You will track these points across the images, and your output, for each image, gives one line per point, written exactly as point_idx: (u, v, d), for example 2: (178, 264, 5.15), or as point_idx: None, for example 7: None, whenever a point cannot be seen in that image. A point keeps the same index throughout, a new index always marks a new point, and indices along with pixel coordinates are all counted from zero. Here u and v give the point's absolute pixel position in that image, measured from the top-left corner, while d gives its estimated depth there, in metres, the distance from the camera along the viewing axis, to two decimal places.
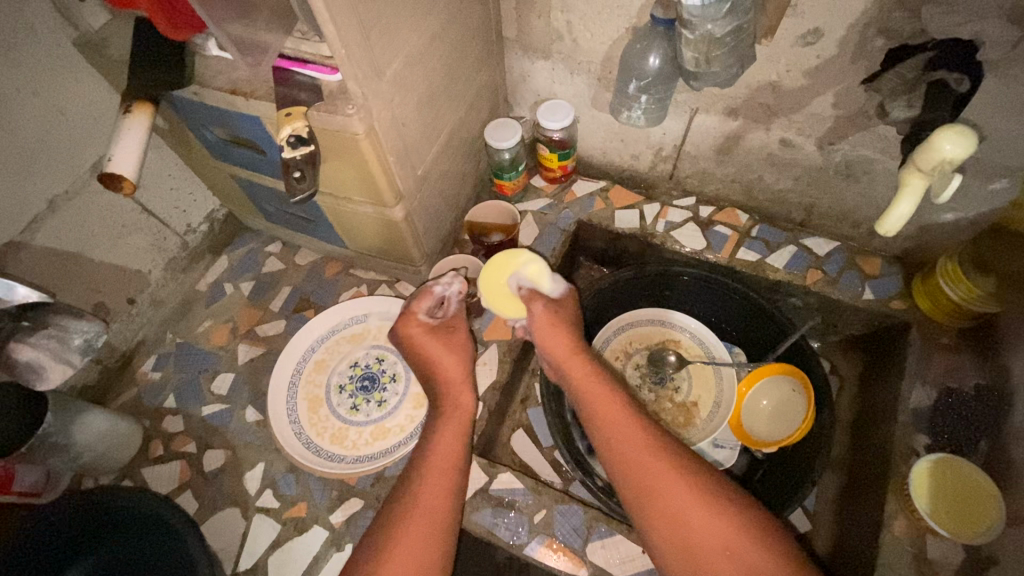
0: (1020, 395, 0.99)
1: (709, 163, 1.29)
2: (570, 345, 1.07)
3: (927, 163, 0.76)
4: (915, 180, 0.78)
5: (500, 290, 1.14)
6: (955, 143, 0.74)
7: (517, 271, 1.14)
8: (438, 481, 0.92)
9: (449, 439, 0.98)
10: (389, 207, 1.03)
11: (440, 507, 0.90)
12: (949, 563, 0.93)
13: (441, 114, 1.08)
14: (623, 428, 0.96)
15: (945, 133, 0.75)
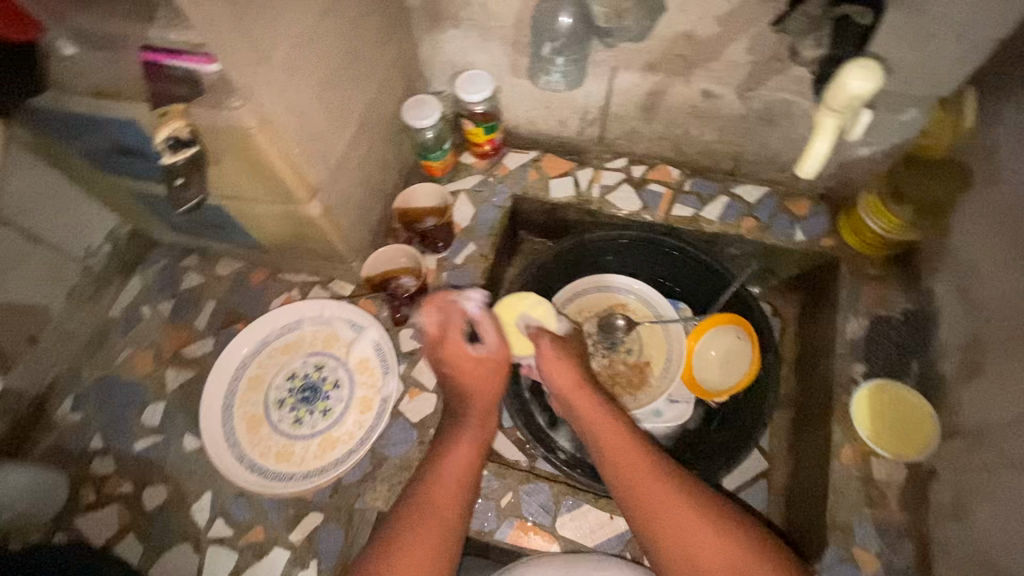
0: (943, 315, 1.04)
1: (636, 122, 1.27)
2: (577, 380, 1.03)
3: (837, 102, 0.76)
4: (828, 121, 0.77)
5: (513, 333, 1.10)
6: (861, 79, 0.74)
7: (522, 313, 1.11)
8: (444, 484, 0.91)
9: (455, 440, 0.96)
10: (302, 203, 0.95)
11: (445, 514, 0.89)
12: (893, 480, 0.98)
13: (348, 96, 1.00)
14: (631, 456, 0.94)
15: (852, 70, 0.75)
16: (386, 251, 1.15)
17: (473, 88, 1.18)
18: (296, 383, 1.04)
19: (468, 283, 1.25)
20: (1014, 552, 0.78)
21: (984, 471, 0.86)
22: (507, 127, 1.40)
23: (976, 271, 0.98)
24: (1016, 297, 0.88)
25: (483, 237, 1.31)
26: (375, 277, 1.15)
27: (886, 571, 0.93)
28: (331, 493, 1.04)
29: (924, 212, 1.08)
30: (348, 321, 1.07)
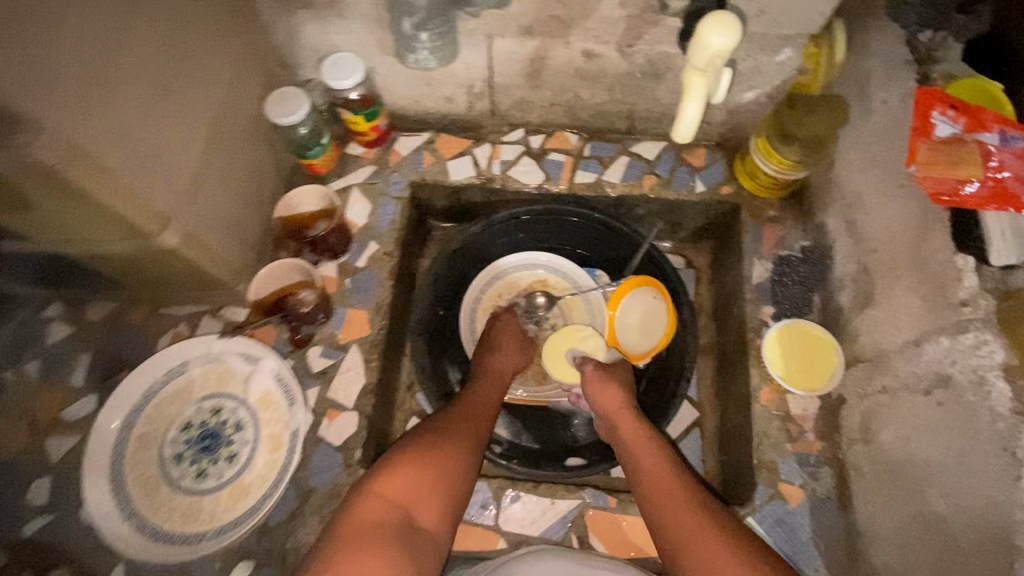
0: (836, 248, 1.08)
1: (524, 91, 1.20)
2: (619, 403, 1.06)
3: (699, 59, 0.72)
4: (696, 79, 0.73)
5: (556, 360, 1.19)
6: (720, 33, 0.71)
7: (574, 346, 1.19)
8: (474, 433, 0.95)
9: (484, 410, 1.01)
10: (155, 237, 0.83)
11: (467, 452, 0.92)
12: (809, 413, 1.03)
13: (187, 106, 0.87)
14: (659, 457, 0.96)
15: (711, 24, 0.72)
16: (271, 270, 1.05)
17: (342, 74, 1.07)
18: (193, 433, 0.94)
19: (374, 287, 1.16)
20: (912, 467, 0.83)
21: (883, 394, 0.90)
22: (392, 110, 1.29)
23: (860, 202, 1.01)
24: (896, 225, 0.91)
25: (385, 234, 1.21)
26: (266, 298, 1.07)
27: (811, 500, 0.98)
28: (258, 537, 0.94)
29: (808, 147, 1.11)
30: (240, 354, 0.97)
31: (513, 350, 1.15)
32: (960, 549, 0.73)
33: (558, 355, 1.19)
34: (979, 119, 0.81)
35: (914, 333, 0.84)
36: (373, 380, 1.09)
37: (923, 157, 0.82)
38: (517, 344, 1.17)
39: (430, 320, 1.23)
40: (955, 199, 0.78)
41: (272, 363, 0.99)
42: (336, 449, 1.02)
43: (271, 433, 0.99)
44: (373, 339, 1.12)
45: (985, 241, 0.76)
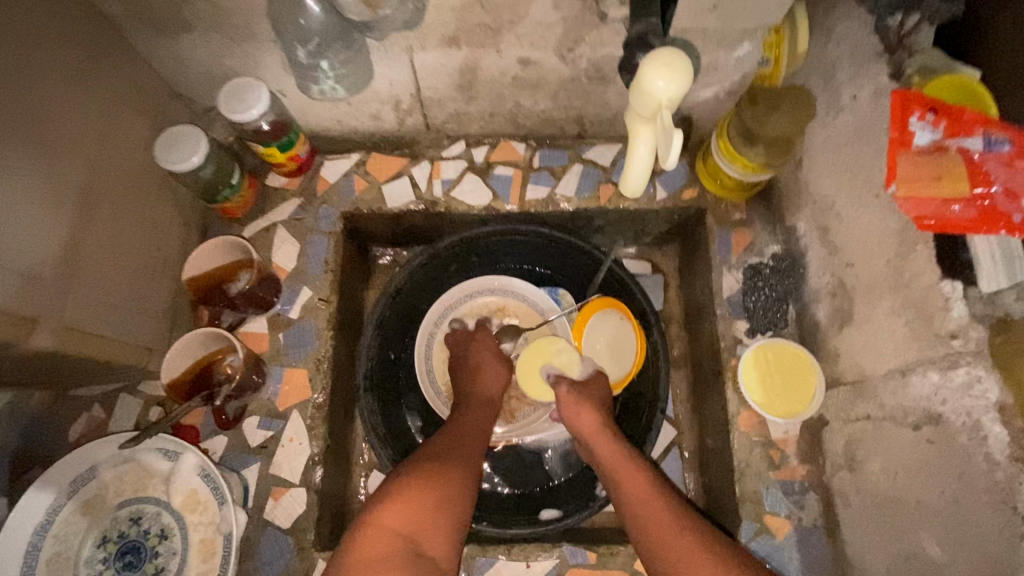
0: (809, 256, 1.00)
1: (459, 103, 1.06)
2: (595, 424, 0.97)
3: (645, 108, 0.66)
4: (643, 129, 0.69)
5: (529, 376, 1.08)
6: (665, 81, 0.63)
7: (550, 360, 1.09)
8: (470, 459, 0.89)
9: (473, 437, 0.94)
10: (24, 344, 0.69)
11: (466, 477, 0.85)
12: (791, 436, 0.97)
13: (40, 176, 0.71)
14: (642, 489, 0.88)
15: (658, 69, 0.64)
16: (183, 346, 0.89)
17: (240, 104, 0.91)
18: (111, 549, 0.81)
19: (310, 340, 1.04)
20: (902, 505, 0.77)
21: (867, 421, 0.84)
22: (312, 133, 1.14)
23: (832, 208, 0.92)
24: (872, 239, 0.83)
25: (319, 277, 1.09)
26: (184, 375, 0.92)
27: (798, 531, 0.93)
28: None
29: (774, 146, 0.98)
30: (155, 449, 0.84)
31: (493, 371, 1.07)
32: None
33: (534, 371, 1.09)
34: (960, 124, 0.73)
35: (899, 362, 0.77)
36: (321, 447, 0.98)
37: (903, 173, 0.73)
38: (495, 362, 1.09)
39: (380, 366, 1.12)
40: (940, 224, 0.70)
41: (194, 457, 0.83)
42: (286, 532, 0.93)
43: (202, 538, 0.81)
44: (316, 401, 1.01)
45: (974, 263, 0.69)
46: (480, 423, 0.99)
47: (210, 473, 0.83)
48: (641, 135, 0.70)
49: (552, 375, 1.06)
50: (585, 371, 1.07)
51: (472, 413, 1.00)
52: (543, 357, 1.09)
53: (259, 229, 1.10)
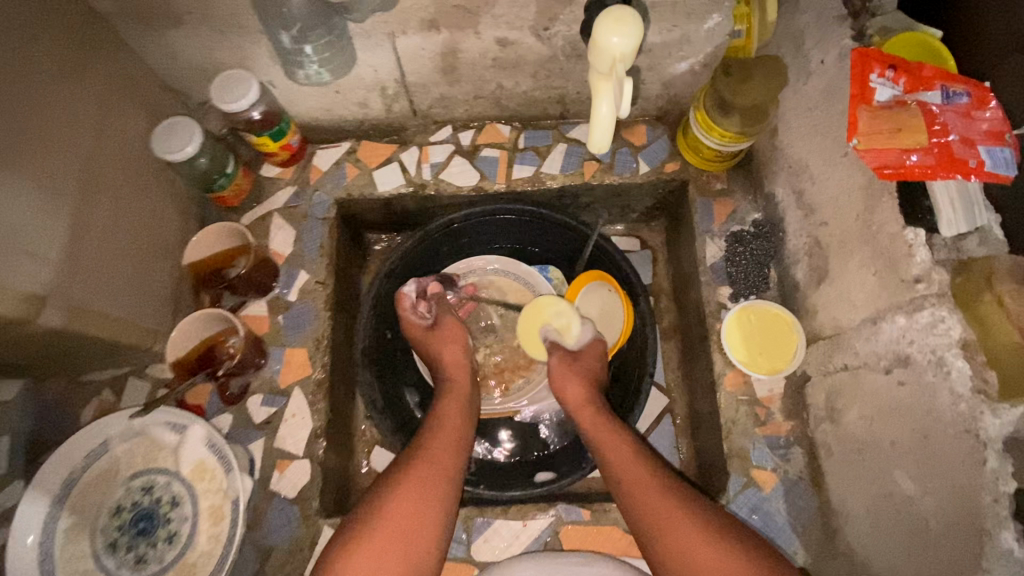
0: (787, 220, 1.03)
1: (443, 87, 1.10)
2: (582, 398, 1.01)
3: (600, 64, 0.64)
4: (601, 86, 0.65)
5: (528, 335, 1.15)
6: (619, 36, 0.62)
7: (547, 322, 1.14)
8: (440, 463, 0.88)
9: (450, 431, 0.94)
10: (34, 322, 0.73)
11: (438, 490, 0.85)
12: (775, 393, 1.00)
13: (45, 164, 0.76)
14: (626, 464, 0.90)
15: (607, 23, 0.62)
16: (186, 326, 0.94)
17: (231, 95, 0.95)
18: (125, 517, 0.87)
19: (310, 321, 1.08)
20: (879, 448, 0.81)
21: (845, 372, 0.88)
22: (304, 123, 1.18)
23: (806, 171, 0.96)
24: (841, 196, 0.86)
25: (315, 261, 1.12)
26: (189, 355, 0.97)
27: (784, 483, 0.96)
28: None
29: (749, 115, 1.02)
30: (164, 423, 0.88)
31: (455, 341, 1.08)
32: (930, 530, 0.72)
33: (531, 327, 1.15)
34: (919, 78, 0.75)
35: (870, 311, 0.81)
36: (323, 421, 1.02)
37: (863, 127, 0.76)
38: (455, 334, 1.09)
39: (377, 345, 1.15)
40: (901, 172, 0.72)
41: (202, 429, 0.87)
42: (291, 501, 0.97)
43: (210, 505, 0.86)
44: (316, 378, 1.05)
45: (935, 211, 0.72)
46: (456, 402, 0.99)
47: (217, 444, 0.87)
48: (597, 95, 0.65)
49: (548, 338, 1.12)
50: (582, 338, 1.10)
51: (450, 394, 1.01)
52: (539, 316, 1.14)
53: (256, 218, 1.14)
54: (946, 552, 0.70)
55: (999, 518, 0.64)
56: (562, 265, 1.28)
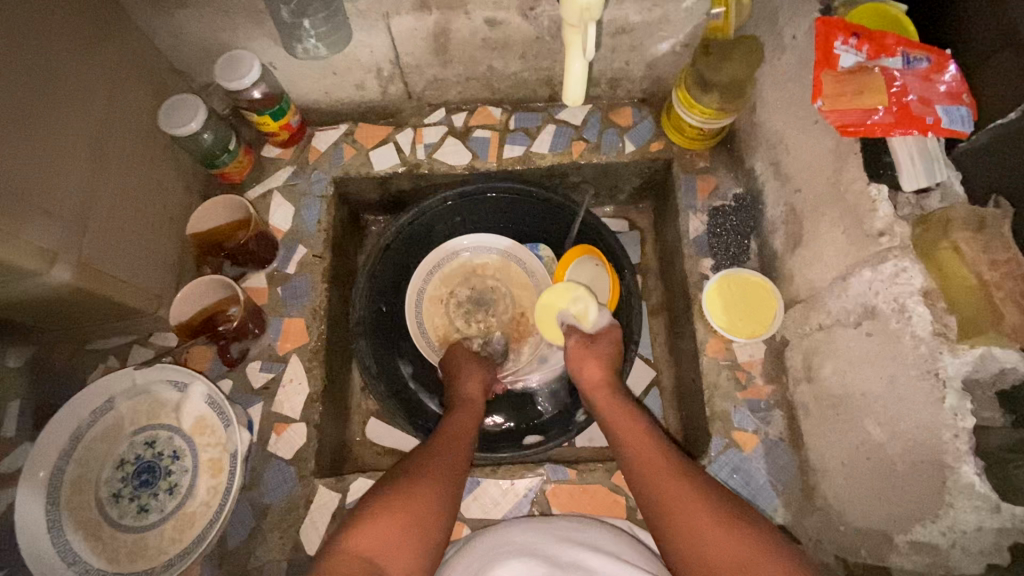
0: (766, 192, 1.07)
1: (435, 69, 1.16)
2: (600, 378, 1.01)
3: (573, 19, 0.75)
4: (573, 41, 0.79)
5: (547, 323, 1.15)
6: None
7: (564, 308, 1.13)
8: (452, 457, 0.84)
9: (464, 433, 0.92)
10: (46, 275, 0.78)
11: (446, 479, 0.80)
12: (755, 358, 1.03)
13: (58, 129, 0.81)
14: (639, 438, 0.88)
15: None
16: (189, 292, 0.99)
17: (233, 74, 1.00)
18: (128, 470, 0.93)
19: (307, 292, 1.12)
20: (850, 400, 0.84)
21: (820, 331, 0.91)
22: (303, 106, 1.23)
23: (782, 142, 1.00)
24: (814, 162, 0.91)
25: (313, 236, 1.17)
26: (194, 318, 1.03)
27: (764, 444, 0.99)
28: (218, 563, 0.94)
29: (728, 92, 1.06)
30: (167, 382, 0.95)
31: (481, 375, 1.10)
32: (897, 473, 0.75)
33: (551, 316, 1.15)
34: (881, 44, 0.80)
35: (841, 268, 0.84)
36: (318, 387, 1.06)
37: (828, 90, 0.81)
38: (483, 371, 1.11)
39: (372, 318, 1.18)
40: (862, 130, 0.78)
41: (201, 386, 0.94)
42: (289, 462, 1.01)
43: (210, 458, 0.93)
44: (312, 346, 1.08)
45: (896, 168, 0.76)
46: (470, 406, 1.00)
47: (215, 401, 0.93)
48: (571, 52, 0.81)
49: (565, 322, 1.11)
50: (598, 322, 1.09)
51: (466, 408, 1.00)
52: (556, 306, 1.13)
53: (257, 195, 1.19)
54: (912, 491, 0.73)
55: (959, 453, 0.67)
56: (552, 243, 1.31)
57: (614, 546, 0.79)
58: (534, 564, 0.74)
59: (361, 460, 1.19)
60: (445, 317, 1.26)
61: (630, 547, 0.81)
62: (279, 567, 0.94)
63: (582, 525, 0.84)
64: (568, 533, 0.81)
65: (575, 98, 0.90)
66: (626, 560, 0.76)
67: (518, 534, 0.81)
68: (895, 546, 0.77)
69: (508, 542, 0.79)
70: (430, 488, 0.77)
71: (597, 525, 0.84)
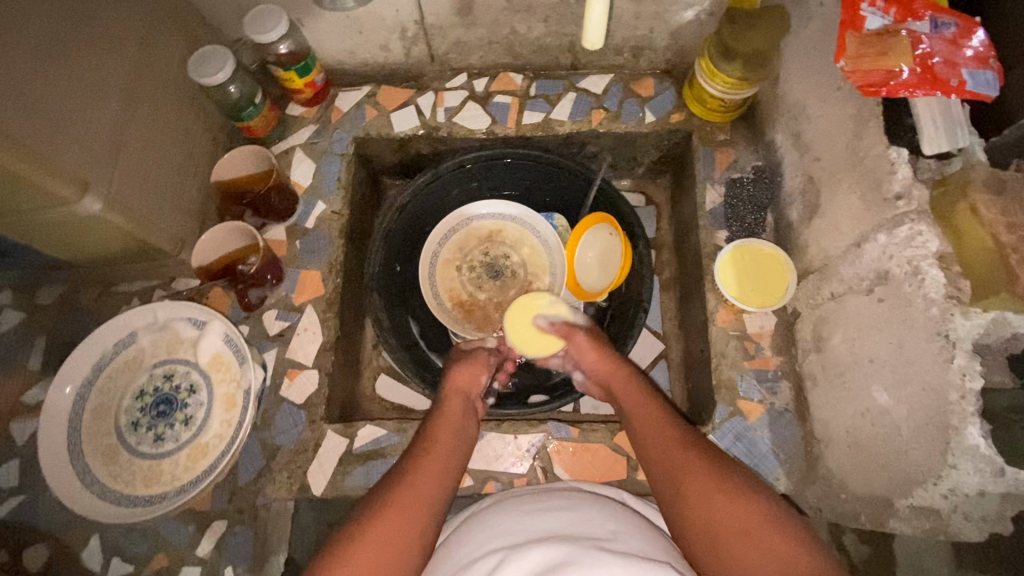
0: (785, 164, 1.06)
1: (459, 31, 1.17)
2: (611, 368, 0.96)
3: None
4: None
5: (522, 331, 1.08)
6: None
7: (544, 312, 1.09)
8: (427, 481, 0.75)
9: (440, 449, 0.81)
10: (77, 203, 0.81)
11: (420, 510, 0.72)
12: (766, 330, 1.02)
13: (93, 66, 0.84)
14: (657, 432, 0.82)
15: None
16: (211, 238, 1.02)
17: (262, 27, 1.02)
18: (147, 400, 0.98)
19: (324, 247, 1.14)
20: (859, 367, 0.83)
21: (832, 300, 0.90)
22: (328, 65, 1.25)
23: (803, 111, 0.99)
24: (834, 129, 0.90)
25: (332, 192, 1.18)
26: (215, 263, 1.06)
27: (770, 414, 0.98)
28: (229, 497, 0.98)
29: (751, 62, 1.06)
30: (186, 319, 1.00)
31: (474, 372, 0.98)
32: (902, 437, 0.75)
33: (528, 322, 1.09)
34: (910, 9, 0.79)
35: (856, 235, 0.84)
36: (331, 337, 1.08)
37: (851, 51, 0.81)
38: (477, 367, 1.00)
39: (386, 276, 1.20)
40: (886, 89, 0.77)
41: (220, 325, 0.99)
42: (299, 407, 1.03)
43: (225, 392, 0.98)
44: (326, 298, 1.10)
45: (917, 129, 0.76)
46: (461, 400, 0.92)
47: (232, 339, 0.99)
48: None
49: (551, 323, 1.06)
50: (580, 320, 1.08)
51: (450, 413, 0.89)
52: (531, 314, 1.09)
53: (280, 151, 1.21)
54: (916, 455, 0.73)
55: (965, 415, 0.67)
56: (567, 213, 1.32)
57: (610, 527, 0.68)
58: (514, 561, 0.62)
59: (369, 414, 1.21)
60: (457, 281, 1.28)
61: (632, 529, 0.70)
62: (286, 505, 0.97)
63: (573, 503, 0.73)
64: (558, 518, 0.70)
65: (597, 46, 0.92)
66: (625, 546, 0.65)
67: (502, 527, 0.70)
68: (895, 510, 0.78)
69: (492, 541, 0.68)
70: (403, 521, 0.70)
71: (590, 501, 0.74)
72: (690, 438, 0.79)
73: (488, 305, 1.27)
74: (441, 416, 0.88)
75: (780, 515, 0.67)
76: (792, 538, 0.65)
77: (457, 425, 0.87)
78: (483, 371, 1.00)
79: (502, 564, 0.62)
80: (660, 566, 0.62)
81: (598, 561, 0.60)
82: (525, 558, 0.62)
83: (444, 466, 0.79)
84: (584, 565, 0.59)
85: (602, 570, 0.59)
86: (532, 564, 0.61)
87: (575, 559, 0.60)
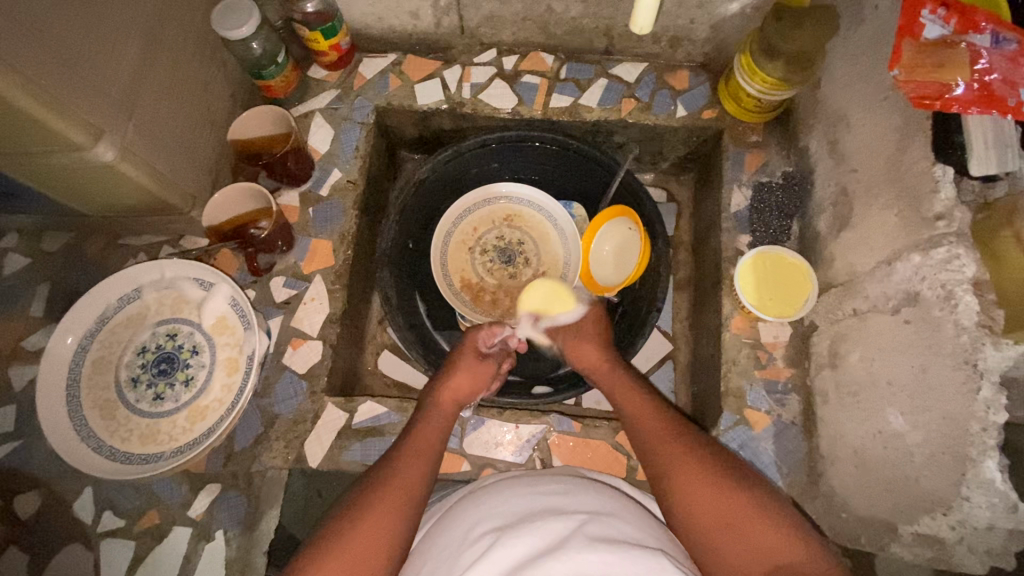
0: (818, 173, 1.02)
1: (494, 4, 1.13)
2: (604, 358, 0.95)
3: None
4: None
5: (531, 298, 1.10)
6: None
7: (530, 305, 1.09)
8: (411, 481, 0.73)
9: (426, 449, 0.79)
10: (91, 148, 0.79)
11: (401, 513, 0.69)
12: (780, 341, 1.00)
13: (116, 5, 0.81)
14: (650, 423, 0.80)
15: None
16: (223, 197, 1.00)
17: None
18: (149, 357, 0.97)
19: (337, 217, 1.11)
20: (874, 388, 0.81)
21: (853, 317, 0.87)
22: (355, 29, 1.21)
23: (844, 119, 0.95)
24: (877, 141, 0.87)
25: (349, 161, 1.15)
26: (224, 224, 1.04)
27: (776, 426, 0.96)
28: (224, 461, 0.97)
29: (795, 63, 1.00)
30: (193, 279, 0.99)
31: (473, 374, 0.93)
32: (914, 463, 0.74)
33: (563, 288, 1.09)
34: (972, 19, 0.74)
35: (888, 252, 0.81)
36: (339, 310, 1.06)
37: (907, 60, 0.77)
38: (479, 369, 0.94)
39: (399, 253, 1.17)
40: (939, 103, 0.73)
41: (226, 288, 0.98)
42: (301, 377, 1.01)
43: (228, 357, 0.98)
44: (337, 269, 1.08)
45: (966, 147, 0.72)
46: (450, 399, 0.89)
47: (239, 304, 0.98)
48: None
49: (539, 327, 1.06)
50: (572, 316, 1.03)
51: (439, 413, 0.86)
52: (527, 302, 1.10)
53: (299, 114, 1.18)
54: (928, 482, 0.73)
55: (983, 447, 0.66)
56: (586, 203, 1.29)
57: (601, 509, 0.67)
58: (501, 547, 0.61)
59: (370, 389, 1.20)
60: (469, 263, 1.25)
61: (628, 514, 0.68)
62: (280, 473, 0.97)
63: (570, 487, 0.71)
64: (549, 500, 0.68)
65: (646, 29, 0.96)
66: (614, 529, 0.63)
67: (491, 507, 0.68)
68: (898, 535, 0.79)
69: (479, 523, 0.67)
70: (384, 518, 0.68)
71: (588, 487, 0.72)
72: (677, 428, 0.77)
73: (498, 290, 1.25)
74: (427, 418, 0.85)
75: (773, 509, 0.66)
76: (779, 528, 0.64)
77: (443, 427, 0.84)
78: (483, 374, 0.94)
79: (488, 550, 0.61)
80: (650, 553, 0.60)
81: (586, 547, 0.58)
82: (511, 545, 0.61)
83: (427, 467, 0.76)
84: (570, 551, 0.58)
85: (588, 557, 0.57)
86: (521, 550, 0.60)
87: (560, 545, 0.59)
